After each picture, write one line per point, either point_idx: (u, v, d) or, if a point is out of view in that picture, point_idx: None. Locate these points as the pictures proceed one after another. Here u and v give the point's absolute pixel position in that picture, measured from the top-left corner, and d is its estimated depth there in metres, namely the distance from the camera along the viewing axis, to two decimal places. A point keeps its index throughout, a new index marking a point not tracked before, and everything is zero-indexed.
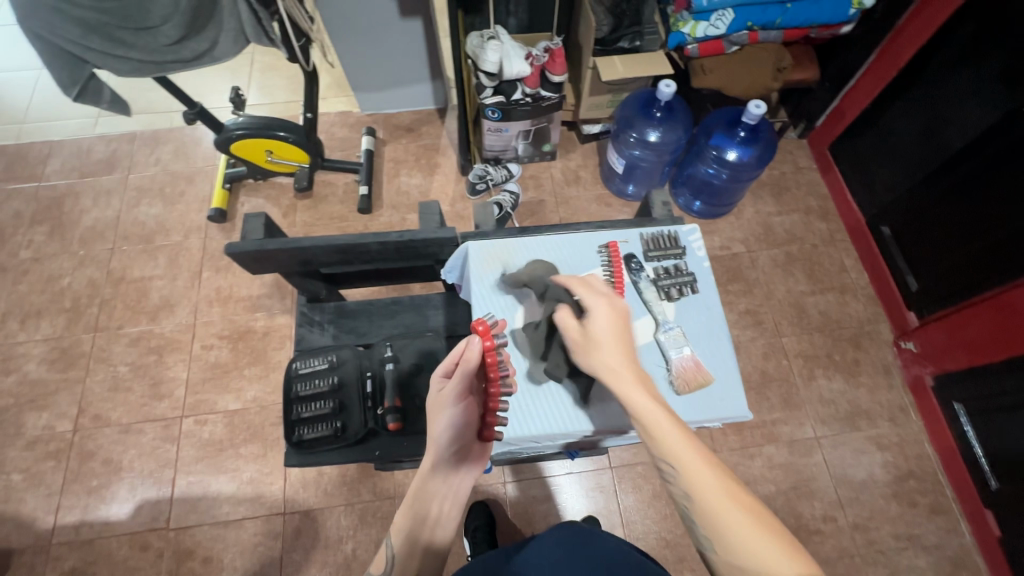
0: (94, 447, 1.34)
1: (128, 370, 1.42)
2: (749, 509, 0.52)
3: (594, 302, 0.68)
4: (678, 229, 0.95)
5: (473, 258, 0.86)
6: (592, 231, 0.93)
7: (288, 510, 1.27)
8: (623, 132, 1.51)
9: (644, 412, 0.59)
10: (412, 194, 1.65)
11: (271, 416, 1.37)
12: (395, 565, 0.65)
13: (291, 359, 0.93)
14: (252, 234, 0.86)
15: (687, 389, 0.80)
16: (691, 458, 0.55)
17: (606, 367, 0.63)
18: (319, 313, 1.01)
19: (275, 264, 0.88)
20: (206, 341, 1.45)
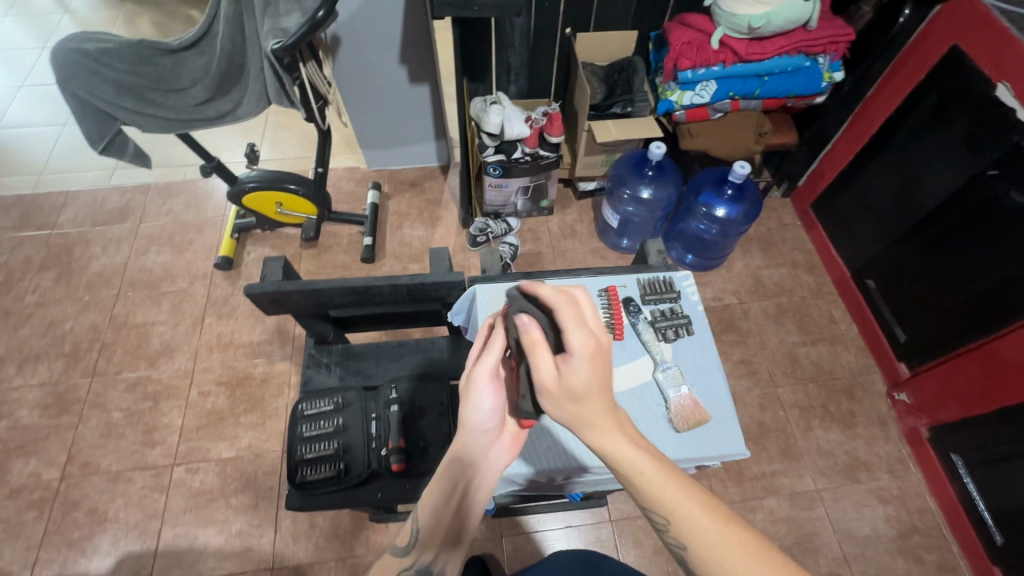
0: (80, 496, 1.30)
1: (122, 417, 1.40)
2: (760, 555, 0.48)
3: (576, 339, 0.55)
4: (672, 275, 0.99)
5: (480, 300, 0.89)
6: (592, 276, 0.97)
7: (277, 565, 1.23)
8: (617, 189, 1.60)
9: (634, 466, 0.54)
10: (415, 245, 1.71)
11: (264, 465, 1.35)
12: (420, 537, 0.65)
13: (297, 400, 0.94)
14: (271, 276, 0.90)
15: (689, 425, 0.82)
16: (688, 511, 0.52)
17: (589, 419, 0.55)
18: (326, 354, 1.03)
19: (289, 306, 0.91)
20: (204, 387, 1.45)
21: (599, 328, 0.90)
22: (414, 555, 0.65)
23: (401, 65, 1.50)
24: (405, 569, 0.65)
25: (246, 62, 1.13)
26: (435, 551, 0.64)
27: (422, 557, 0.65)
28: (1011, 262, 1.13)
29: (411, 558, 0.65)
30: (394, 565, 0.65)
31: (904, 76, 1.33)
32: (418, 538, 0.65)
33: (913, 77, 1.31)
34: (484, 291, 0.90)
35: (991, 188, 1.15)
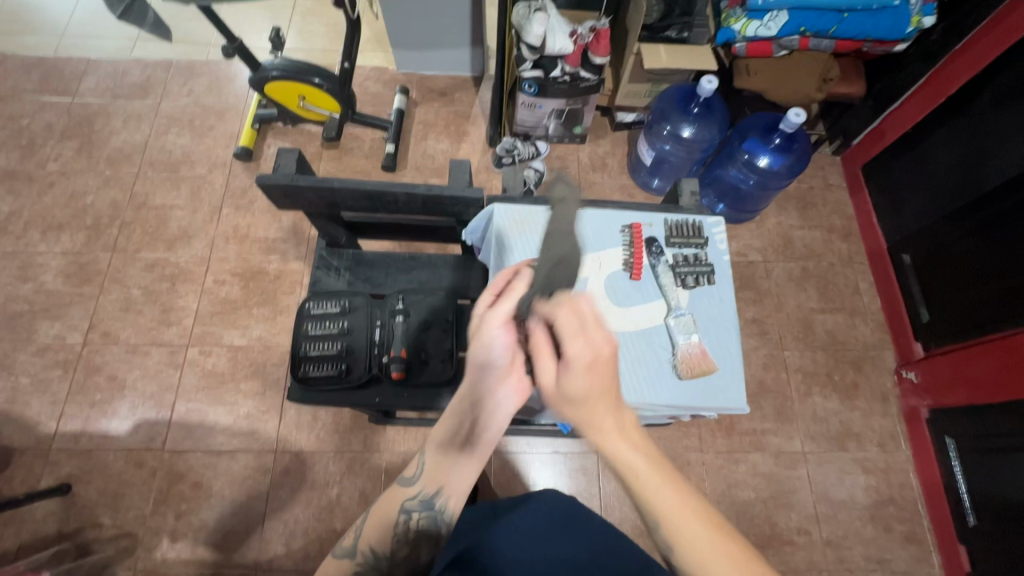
0: (101, 362, 1.37)
1: (140, 293, 1.45)
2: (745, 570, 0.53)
3: (574, 349, 0.56)
4: (703, 220, 0.94)
5: (497, 221, 0.87)
6: (619, 210, 0.93)
7: (280, 448, 1.31)
8: (657, 124, 1.50)
9: (632, 469, 0.57)
10: (438, 159, 1.65)
11: (273, 357, 1.40)
12: (430, 467, 0.67)
13: (305, 299, 0.95)
14: (285, 167, 0.87)
15: (693, 373, 0.81)
16: (680, 514, 0.56)
17: (592, 426, 0.58)
18: (337, 258, 1.03)
19: (302, 201, 0.89)
20: (219, 276, 1.47)
21: (616, 266, 0.88)
22: (418, 485, 0.67)
23: None
24: (410, 499, 0.67)
25: None
26: (439, 482, 0.66)
27: (426, 489, 0.67)
28: None
29: (417, 490, 0.67)
30: (400, 495, 0.67)
31: (1004, 29, 1.17)
32: (428, 468, 0.67)
33: (1014, 32, 1.15)
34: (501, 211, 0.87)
35: None
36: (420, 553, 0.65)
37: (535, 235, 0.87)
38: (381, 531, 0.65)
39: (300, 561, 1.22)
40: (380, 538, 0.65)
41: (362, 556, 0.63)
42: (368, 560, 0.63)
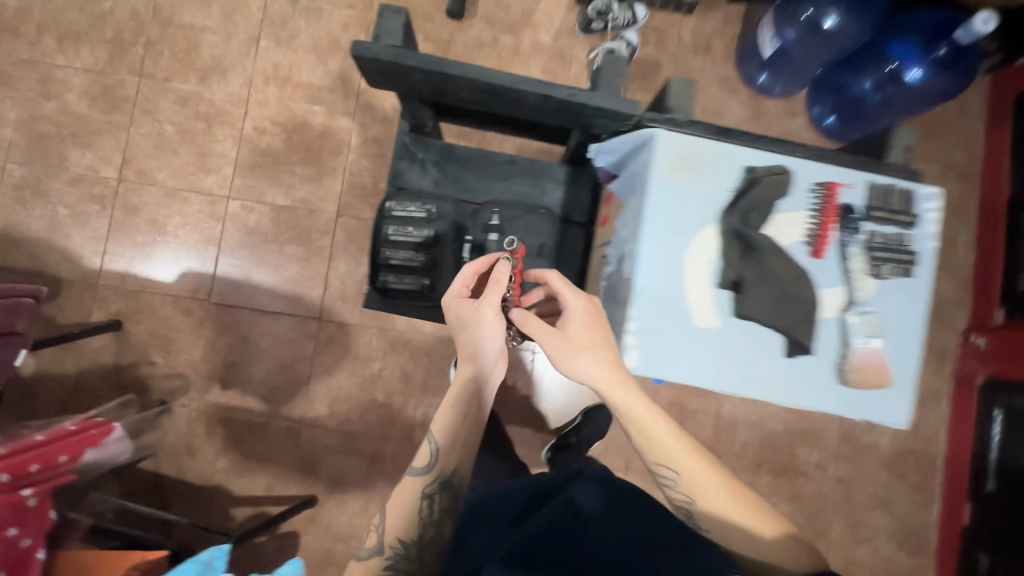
0: (139, 203, 1.30)
1: (175, 131, 1.31)
2: (727, 486, 0.69)
3: (572, 301, 0.75)
4: (916, 189, 0.81)
5: (659, 157, 0.77)
6: (814, 162, 0.80)
7: (325, 318, 1.30)
8: (796, 5, 1.19)
9: (629, 409, 0.72)
10: (513, 11, 1.38)
11: (317, 223, 1.32)
12: (442, 452, 0.76)
13: (386, 198, 0.85)
14: (387, 36, 0.70)
15: (864, 377, 0.77)
16: (671, 450, 0.72)
17: (601, 376, 0.72)
18: (423, 150, 0.95)
19: (404, 82, 0.74)
20: (258, 124, 1.32)
21: (798, 236, 0.79)
22: (435, 470, 0.76)
23: None
24: (428, 485, 0.75)
25: None
26: (456, 461, 0.77)
27: (443, 470, 0.76)
28: None
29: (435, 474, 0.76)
30: (416, 485, 0.75)
31: None
32: (439, 455, 0.76)
33: None
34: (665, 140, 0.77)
35: None
36: (444, 529, 0.73)
37: (704, 177, 0.78)
38: (406, 523, 0.72)
39: (343, 423, 1.29)
40: (405, 528, 0.72)
41: (390, 551, 0.70)
42: (397, 552, 0.70)
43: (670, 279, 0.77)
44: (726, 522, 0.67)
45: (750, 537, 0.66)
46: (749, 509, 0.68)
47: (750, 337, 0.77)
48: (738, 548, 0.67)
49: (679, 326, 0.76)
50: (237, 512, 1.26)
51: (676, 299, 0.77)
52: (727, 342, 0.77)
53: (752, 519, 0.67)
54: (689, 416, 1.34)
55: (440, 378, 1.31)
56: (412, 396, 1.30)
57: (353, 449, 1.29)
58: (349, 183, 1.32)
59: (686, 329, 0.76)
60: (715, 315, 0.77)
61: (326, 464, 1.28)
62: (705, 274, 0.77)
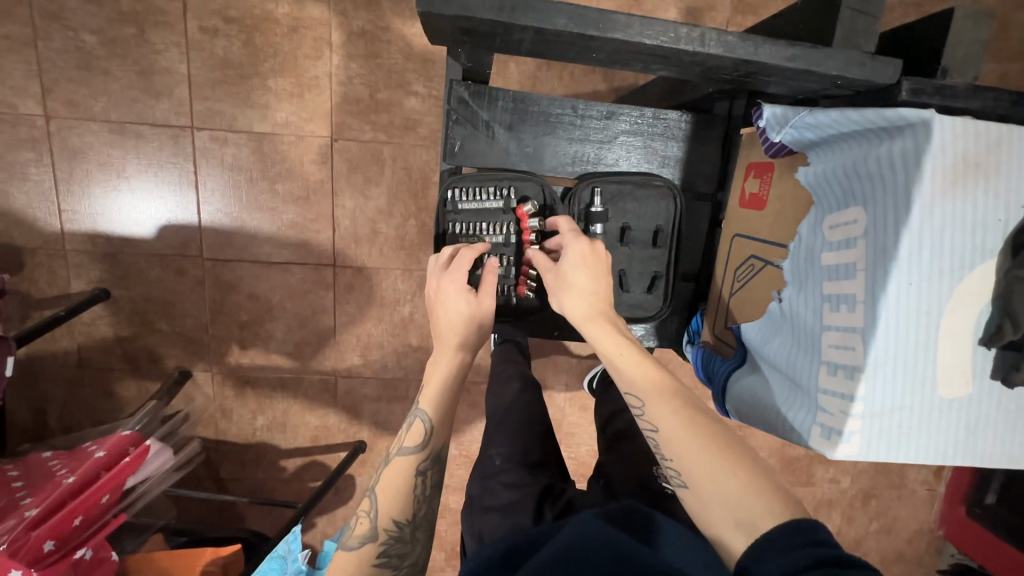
0: (82, 145, 1.04)
1: (98, 42, 1.00)
2: (724, 456, 0.49)
3: (573, 245, 0.66)
4: None
5: (926, 149, 0.44)
6: None
7: (339, 264, 1.15)
8: None
9: (616, 351, 0.58)
10: None
11: (310, 151, 1.08)
12: (434, 426, 0.62)
13: (446, 185, 0.77)
14: None
15: None
16: (660, 391, 0.54)
17: (589, 312, 0.62)
18: (489, 107, 0.73)
19: (488, 37, 0.57)
20: (206, 22, 1.00)
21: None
22: (428, 448, 0.61)
23: None
24: (421, 464, 0.61)
25: None
26: (442, 438, 0.62)
27: (431, 448, 0.61)
28: None
29: (426, 452, 0.61)
30: (407, 467, 0.60)
31: None
32: (433, 432, 0.62)
33: None
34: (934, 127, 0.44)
35: None
36: (435, 506, 0.61)
37: (980, 186, 0.45)
38: (396, 501, 0.58)
39: (380, 371, 1.21)
40: (399, 508, 0.58)
41: (384, 535, 0.56)
42: (392, 536, 0.57)
43: (910, 346, 0.48)
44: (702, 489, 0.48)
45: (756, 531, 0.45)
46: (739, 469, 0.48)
47: (1011, 413, 0.50)
48: (715, 519, 0.48)
49: (908, 404, 0.48)
50: (288, 463, 1.25)
51: (920, 370, 0.48)
52: (978, 421, 0.50)
53: (732, 487, 0.47)
54: None
55: None
56: None
57: (395, 396, 1.23)
58: (339, 95, 1.06)
59: (925, 407, 0.49)
60: (971, 379, 0.49)
61: (369, 412, 1.23)
62: (965, 327, 0.48)
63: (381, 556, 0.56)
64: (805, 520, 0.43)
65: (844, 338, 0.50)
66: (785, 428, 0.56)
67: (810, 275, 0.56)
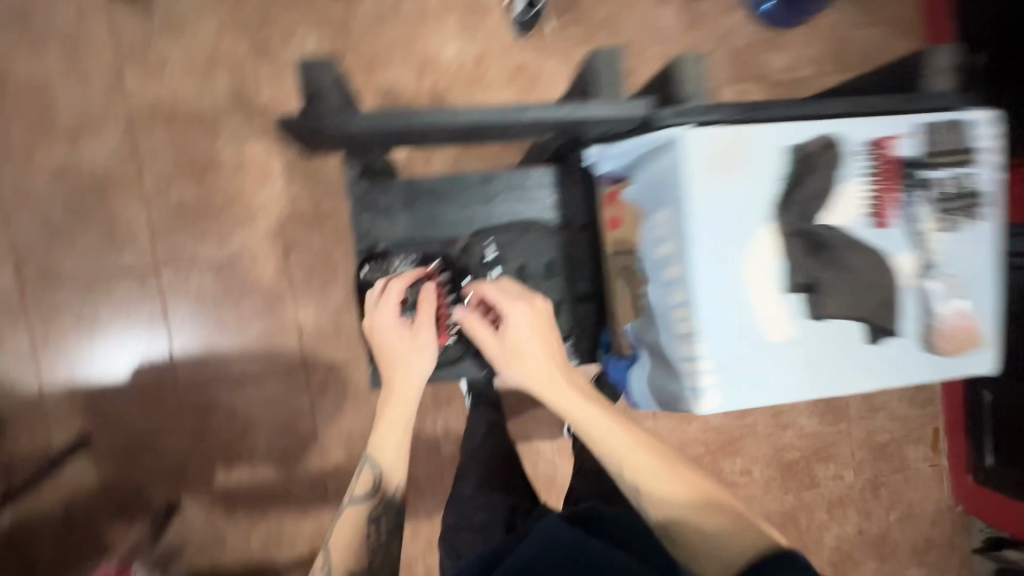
0: (55, 305, 1.12)
1: (64, 212, 1.11)
2: (682, 492, 0.60)
3: (511, 309, 0.73)
4: (977, 112, 0.67)
5: (686, 161, 0.63)
6: (857, 112, 0.66)
7: (310, 364, 1.20)
8: None
9: (568, 408, 0.68)
10: None
11: (268, 267, 1.18)
12: (380, 470, 0.72)
13: (360, 264, 0.87)
14: (330, 102, 0.68)
15: (952, 344, 0.68)
16: (613, 436, 0.64)
17: (539, 379, 0.70)
18: (385, 195, 0.88)
19: (362, 139, 0.72)
20: (159, 176, 1.14)
21: (856, 210, 0.66)
22: (378, 496, 0.71)
23: None
24: (372, 509, 0.71)
25: None
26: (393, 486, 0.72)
27: (382, 496, 0.71)
28: None
29: (378, 500, 0.71)
30: (360, 513, 0.70)
31: None
32: (381, 480, 0.71)
33: None
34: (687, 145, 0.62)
35: None
36: (393, 551, 0.71)
37: (737, 175, 0.63)
38: (356, 546, 0.69)
39: None
40: (353, 559, 0.68)
41: None
42: None
43: (727, 304, 0.65)
44: (658, 501, 0.60)
45: (714, 553, 0.56)
46: (688, 484, 0.61)
47: (827, 337, 0.67)
48: (680, 539, 0.59)
49: (741, 349, 0.65)
50: None
51: (738, 322, 0.65)
52: (801, 350, 0.67)
53: (686, 505, 0.59)
54: None
55: (452, 389, 1.23)
56: (428, 412, 1.20)
57: None
58: (287, 213, 1.17)
59: (753, 349, 0.66)
60: (784, 322, 0.66)
61: None
62: (763, 282, 0.65)
63: None
64: (784, 549, 0.53)
65: (687, 314, 0.66)
66: (671, 399, 0.71)
67: (653, 271, 0.72)
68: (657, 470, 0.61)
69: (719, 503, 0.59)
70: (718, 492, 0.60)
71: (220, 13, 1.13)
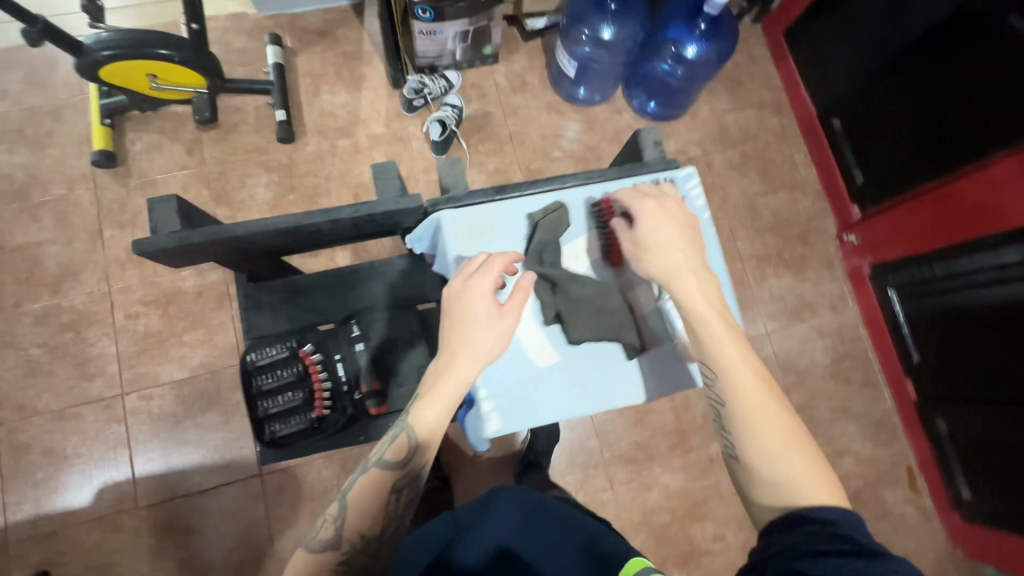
0: (27, 439, 1.21)
1: (43, 352, 1.25)
2: (784, 427, 0.65)
3: (643, 207, 0.79)
4: (675, 175, 0.92)
5: (449, 235, 0.83)
6: (582, 187, 0.90)
7: (265, 471, 1.25)
8: (574, 29, 1.34)
9: (704, 320, 0.72)
10: (341, 116, 1.45)
11: (225, 380, 1.28)
12: (416, 447, 0.71)
13: (245, 352, 0.91)
14: (165, 226, 0.76)
15: (694, 351, 0.84)
16: (736, 364, 0.69)
17: (680, 284, 0.75)
18: (265, 293, 0.97)
19: (203, 254, 0.80)
20: (129, 309, 1.29)
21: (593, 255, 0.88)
22: (408, 465, 0.71)
23: None
24: (398, 479, 0.72)
25: None
26: (426, 459, 0.72)
27: (413, 469, 0.72)
28: (1007, 91, 1.04)
29: (406, 470, 0.71)
30: (387, 478, 0.71)
31: None
32: (416, 450, 0.71)
33: None
34: (444, 220, 0.83)
35: (991, 10, 1.03)
36: (400, 524, 0.72)
37: (496, 240, 0.85)
38: (370, 517, 0.69)
39: None
40: (367, 522, 0.68)
41: (346, 544, 0.66)
42: (355, 546, 0.66)
43: None
44: (744, 407, 0.67)
45: (791, 487, 0.62)
46: (781, 412, 0.66)
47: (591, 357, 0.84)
48: (755, 454, 0.65)
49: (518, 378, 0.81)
50: None
51: (513, 351, 0.82)
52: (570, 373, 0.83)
53: (771, 417, 0.66)
54: (647, 411, 1.38)
55: None
56: None
57: None
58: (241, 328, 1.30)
59: (529, 374, 0.82)
60: (552, 350, 0.83)
61: None
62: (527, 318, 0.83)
63: (344, 562, 0.65)
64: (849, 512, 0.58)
65: None
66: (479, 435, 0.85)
67: None
68: (755, 378, 0.69)
69: (797, 429, 0.65)
70: (797, 423, 0.66)
71: (186, 171, 1.36)
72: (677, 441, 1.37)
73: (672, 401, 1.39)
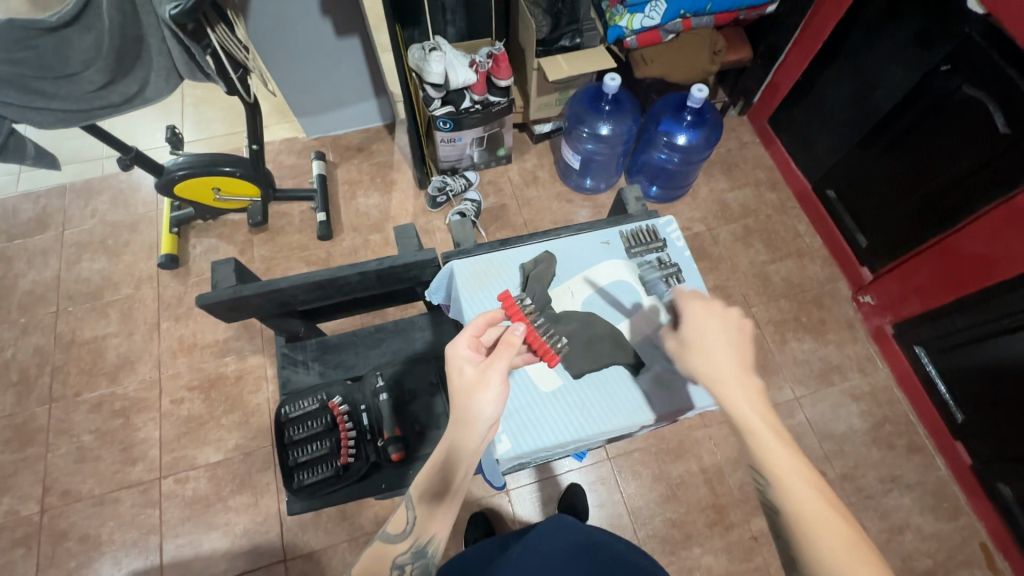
0: (67, 525, 1.25)
1: (93, 438, 1.33)
2: (842, 538, 0.53)
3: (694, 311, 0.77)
4: (656, 223, 1.03)
5: (460, 278, 0.92)
6: (576, 235, 1.00)
7: (289, 556, 1.23)
8: (575, 129, 1.52)
9: (748, 422, 0.64)
10: (373, 215, 1.63)
11: (256, 462, 1.32)
12: (418, 515, 0.66)
13: (282, 404, 1.08)
14: (224, 280, 0.95)
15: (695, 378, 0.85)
16: (784, 467, 0.60)
17: (716, 379, 0.69)
18: (301, 352, 1.14)
19: (247, 309, 0.97)
20: (175, 395, 1.38)
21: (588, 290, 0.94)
22: (410, 538, 0.66)
23: (323, 17, 1.35)
24: (401, 554, 0.66)
25: (144, 35, 1.01)
26: (432, 533, 0.65)
27: (418, 540, 0.66)
28: (980, 148, 1.12)
29: (408, 542, 0.66)
30: (388, 552, 0.66)
31: (823, 17, 1.38)
32: (415, 523, 0.66)
33: None
34: (453, 268, 0.94)
35: (946, 84, 1.14)
36: None
37: (498, 284, 0.93)
38: None
39: None
40: None
41: None
42: None
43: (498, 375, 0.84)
44: (800, 516, 0.56)
45: None
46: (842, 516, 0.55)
47: (595, 383, 0.87)
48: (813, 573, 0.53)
49: (524, 404, 0.84)
50: None
51: (519, 378, 0.86)
52: (575, 397, 0.86)
53: (831, 523, 0.55)
54: (679, 484, 1.32)
55: None
56: None
57: None
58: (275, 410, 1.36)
59: (535, 397, 0.85)
60: (556, 374, 0.87)
61: None
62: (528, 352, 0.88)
63: None
64: None
65: None
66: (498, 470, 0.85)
67: None
68: (805, 484, 0.58)
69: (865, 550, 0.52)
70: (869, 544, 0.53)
71: None
72: (715, 517, 1.29)
73: (705, 474, 1.33)
